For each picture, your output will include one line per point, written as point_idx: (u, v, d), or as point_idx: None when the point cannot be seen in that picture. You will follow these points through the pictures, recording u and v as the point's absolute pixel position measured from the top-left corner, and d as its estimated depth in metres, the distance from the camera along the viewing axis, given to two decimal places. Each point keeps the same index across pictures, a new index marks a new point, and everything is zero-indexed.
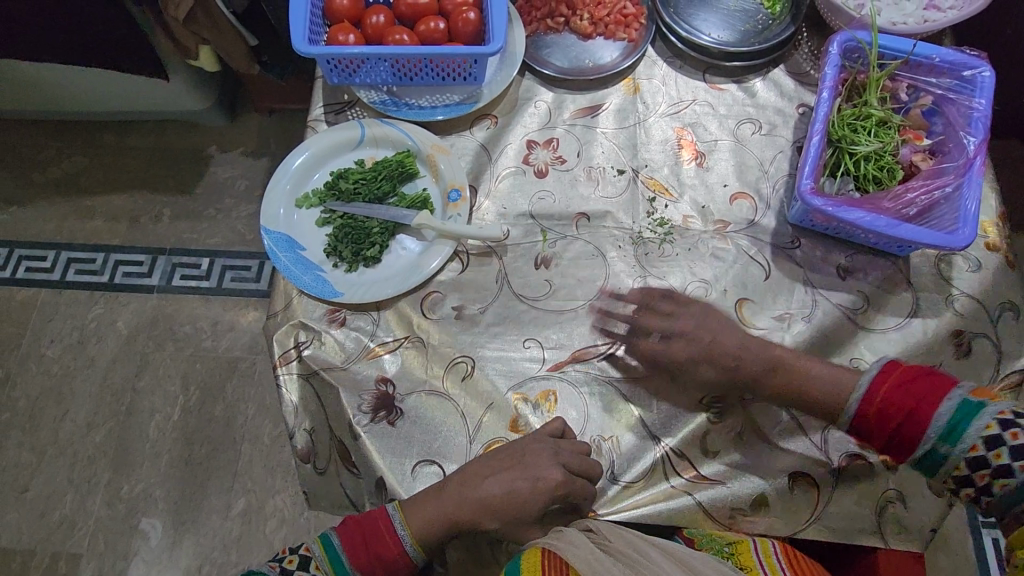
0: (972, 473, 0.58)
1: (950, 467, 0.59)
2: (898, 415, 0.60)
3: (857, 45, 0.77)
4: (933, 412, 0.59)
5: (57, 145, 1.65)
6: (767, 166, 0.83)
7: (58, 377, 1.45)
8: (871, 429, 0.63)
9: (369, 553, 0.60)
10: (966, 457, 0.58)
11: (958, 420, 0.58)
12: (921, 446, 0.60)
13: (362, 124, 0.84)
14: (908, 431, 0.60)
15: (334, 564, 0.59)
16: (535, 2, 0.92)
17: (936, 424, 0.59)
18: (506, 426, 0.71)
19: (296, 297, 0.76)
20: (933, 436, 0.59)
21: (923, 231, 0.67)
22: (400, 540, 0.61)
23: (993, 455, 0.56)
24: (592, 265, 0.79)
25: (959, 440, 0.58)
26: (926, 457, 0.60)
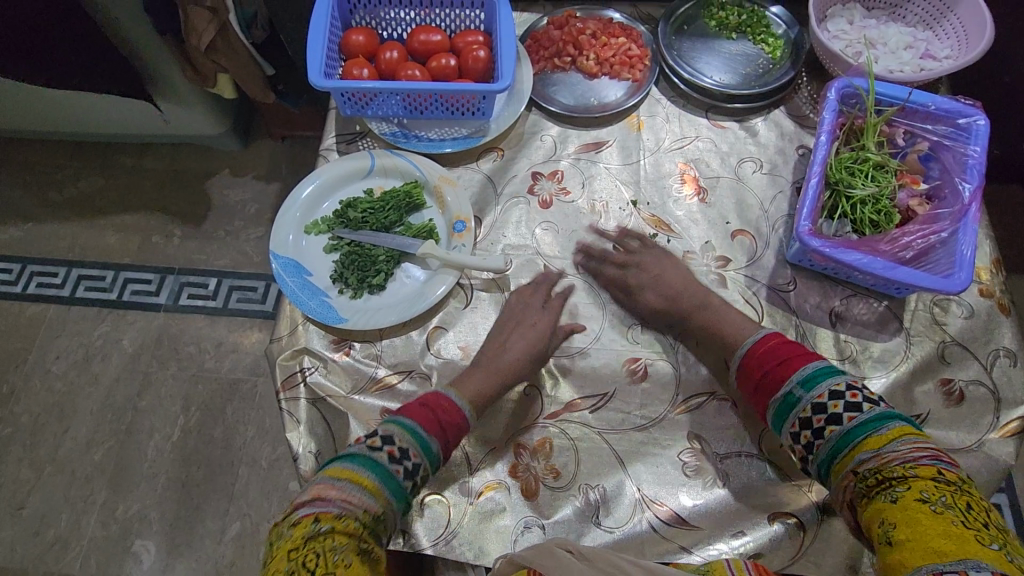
0: (812, 416, 0.63)
1: (797, 411, 0.64)
2: (770, 361, 0.68)
3: (854, 91, 0.79)
4: (797, 362, 0.67)
5: (75, 165, 1.70)
6: (767, 206, 0.85)
7: (61, 394, 1.45)
8: (747, 371, 0.70)
9: (440, 426, 0.67)
10: (812, 399, 0.63)
11: (816, 373, 0.65)
12: (780, 388, 0.66)
13: (372, 155, 0.87)
14: (775, 375, 0.67)
15: (412, 437, 0.65)
16: (543, 42, 0.95)
17: (797, 373, 0.66)
18: (505, 470, 0.72)
19: (301, 323, 0.78)
20: (793, 378, 0.66)
21: (920, 274, 0.68)
22: (460, 411, 0.69)
23: (834, 403, 0.62)
24: (593, 298, 0.80)
25: (812, 387, 0.64)
26: (782, 400, 0.66)
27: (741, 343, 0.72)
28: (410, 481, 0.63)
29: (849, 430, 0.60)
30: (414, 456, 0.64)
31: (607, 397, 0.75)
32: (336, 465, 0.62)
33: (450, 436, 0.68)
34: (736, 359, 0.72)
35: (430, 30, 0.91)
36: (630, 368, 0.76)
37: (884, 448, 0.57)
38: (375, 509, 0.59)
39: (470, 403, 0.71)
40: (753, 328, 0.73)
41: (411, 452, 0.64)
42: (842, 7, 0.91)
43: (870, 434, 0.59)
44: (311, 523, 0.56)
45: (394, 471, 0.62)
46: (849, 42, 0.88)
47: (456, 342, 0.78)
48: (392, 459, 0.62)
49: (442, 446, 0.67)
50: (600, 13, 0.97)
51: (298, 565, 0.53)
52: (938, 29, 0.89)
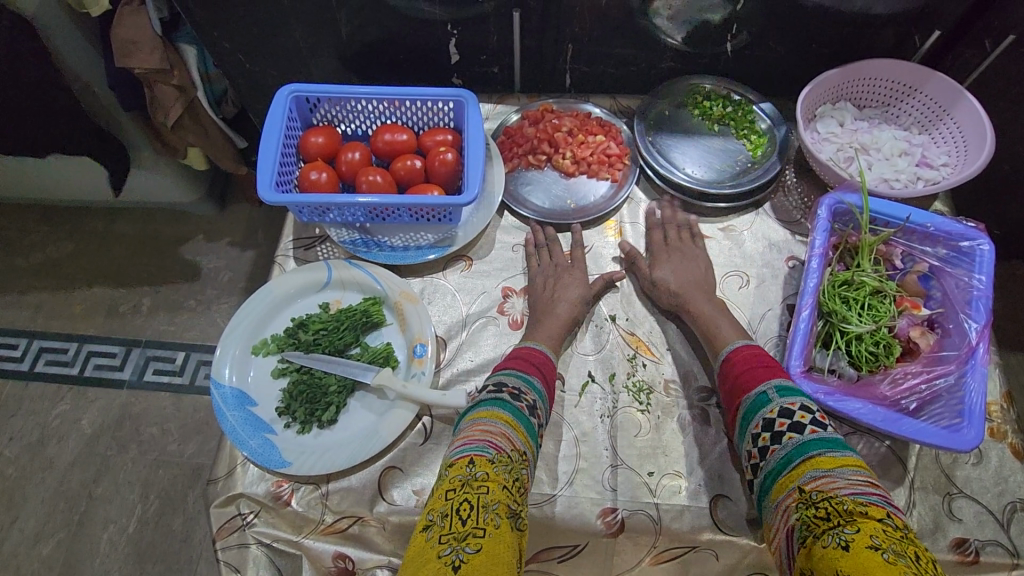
0: (777, 418, 0.59)
1: (765, 410, 0.61)
2: (750, 365, 0.66)
3: (847, 208, 0.73)
4: (775, 371, 0.64)
5: (45, 229, 1.64)
6: (755, 325, 0.78)
7: (12, 479, 1.37)
8: (728, 371, 0.68)
9: (537, 367, 0.68)
10: (782, 404, 0.60)
11: (793, 387, 0.62)
12: (756, 388, 0.63)
13: (329, 266, 0.81)
14: (753, 374, 0.65)
15: (520, 379, 0.65)
16: (517, 139, 0.90)
17: (774, 380, 0.63)
18: None
19: (240, 463, 0.70)
20: (771, 382, 0.63)
21: (927, 427, 0.61)
22: (547, 354, 0.71)
23: (801, 413, 0.59)
24: (566, 435, 0.72)
25: (785, 394, 0.61)
26: (753, 399, 0.62)
27: (728, 343, 0.70)
28: (533, 414, 0.63)
29: (806, 441, 0.56)
30: (527, 393, 0.64)
31: (577, 547, 0.68)
32: (475, 412, 0.61)
33: (547, 376, 0.69)
34: (723, 353, 0.70)
35: (396, 129, 0.86)
36: (604, 521, 0.67)
37: (836, 471, 0.53)
38: (520, 448, 0.57)
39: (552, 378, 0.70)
40: (743, 336, 0.71)
41: (525, 391, 0.64)
42: (833, 107, 0.86)
43: (824, 453, 0.54)
44: (466, 464, 0.53)
45: (522, 408, 0.62)
46: (839, 146, 0.83)
47: (412, 486, 0.70)
48: (515, 396, 0.62)
49: (544, 384, 0.67)
50: (578, 106, 0.92)
51: (451, 510, 0.49)
52: (934, 132, 0.84)
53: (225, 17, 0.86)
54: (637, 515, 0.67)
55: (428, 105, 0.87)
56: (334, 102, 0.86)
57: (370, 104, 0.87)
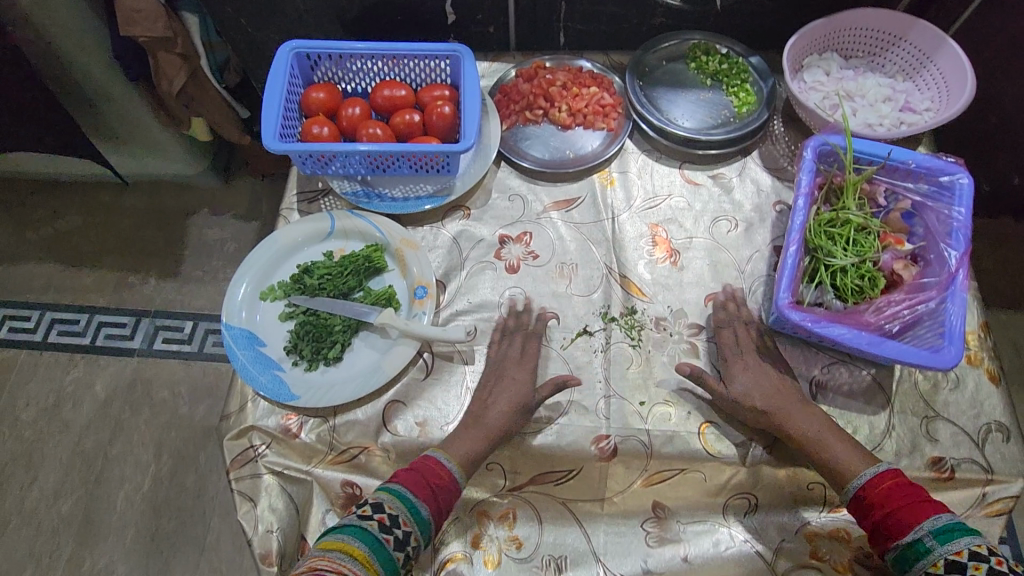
0: (947, 574, 0.57)
1: (928, 562, 0.58)
2: (894, 505, 0.61)
3: (832, 149, 0.76)
4: (926, 509, 0.60)
5: (53, 204, 1.67)
6: (743, 266, 0.81)
7: (29, 443, 1.41)
8: (865, 508, 0.63)
9: (432, 491, 0.64)
10: (947, 555, 0.57)
11: (949, 526, 0.59)
12: (909, 534, 0.60)
13: (333, 216, 0.84)
14: (902, 516, 0.60)
15: (403, 503, 0.62)
16: (513, 95, 0.92)
17: (928, 521, 0.59)
18: (468, 542, 0.71)
19: (251, 398, 0.74)
20: (925, 526, 0.59)
21: (908, 349, 0.64)
22: (453, 473, 0.66)
23: (975, 565, 0.56)
24: (561, 368, 0.75)
25: (948, 542, 0.58)
26: (907, 547, 0.59)
27: (856, 474, 0.64)
28: (401, 551, 0.60)
29: None
30: (404, 524, 0.61)
31: (573, 471, 0.72)
32: (327, 538, 0.59)
33: (441, 503, 0.65)
34: (849, 488, 0.64)
35: (394, 85, 0.88)
36: (598, 446, 0.71)
37: None
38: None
39: (465, 462, 0.67)
40: (869, 461, 0.65)
41: (402, 520, 0.61)
42: (819, 57, 0.88)
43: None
44: None
45: (386, 541, 0.59)
46: (825, 93, 0.86)
47: (415, 417, 0.73)
48: (383, 528, 0.60)
49: (434, 513, 0.64)
50: (571, 62, 0.95)
51: None
52: (918, 79, 0.86)
53: None
54: (628, 442, 0.71)
55: (425, 61, 0.89)
56: (334, 59, 0.88)
57: (369, 61, 0.89)
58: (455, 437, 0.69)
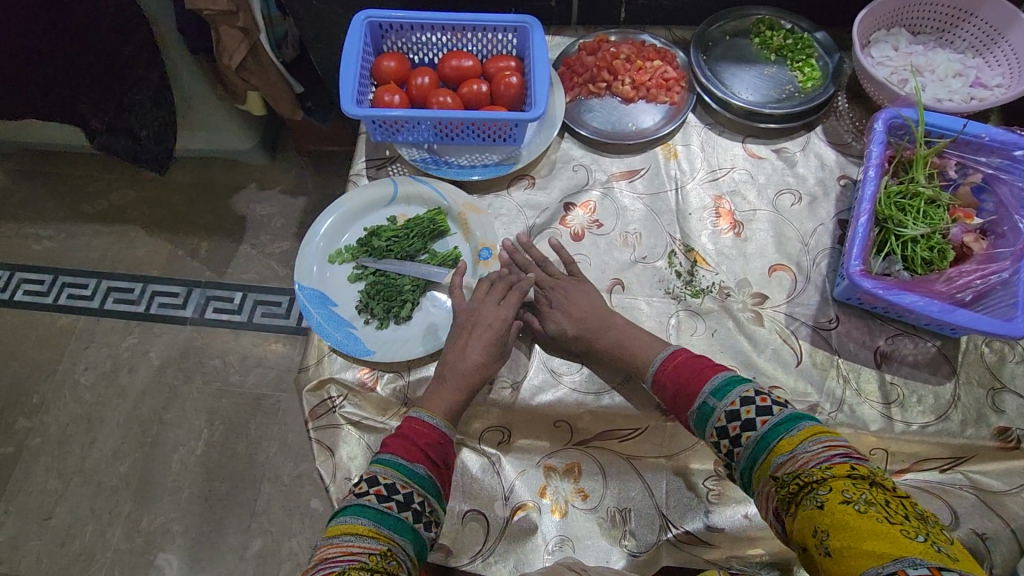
0: (728, 424, 0.62)
1: (714, 420, 0.63)
2: (681, 380, 0.67)
3: (902, 122, 0.77)
4: (706, 374, 0.66)
5: (107, 177, 1.72)
6: (807, 239, 0.82)
7: (89, 405, 1.47)
8: (666, 389, 0.68)
9: (420, 449, 0.65)
10: (726, 407, 0.63)
11: (726, 381, 0.65)
12: (697, 400, 0.65)
13: (397, 182, 0.86)
14: (691, 387, 0.66)
15: (396, 469, 0.62)
16: (576, 68, 0.94)
17: (708, 384, 0.65)
18: (535, 492, 0.76)
19: (326, 353, 0.77)
20: (707, 390, 0.65)
21: (980, 317, 0.65)
22: (436, 428, 0.67)
23: (745, 409, 0.61)
24: None
25: (724, 396, 0.63)
26: (698, 412, 0.65)
27: (651, 361, 0.71)
28: (408, 512, 0.60)
29: (766, 433, 0.59)
30: (403, 487, 0.61)
31: (639, 430, 0.76)
32: (332, 526, 0.59)
33: (438, 460, 0.66)
34: (650, 376, 0.70)
35: (462, 56, 0.90)
36: (663, 406, 0.75)
37: (797, 449, 0.56)
38: (380, 550, 0.56)
39: (445, 414, 0.68)
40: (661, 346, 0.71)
41: (400, 484, 0.61)
42: (887, 33, 0.88)
43: (783, 436, 0.58)
44: None
45: (388, 507, 0.60)
46: (894, 68, 0.86)
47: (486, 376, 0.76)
48: (381, 497, 0.60)
49: (431, 469, 0.64)
50: (635, 37, 0.96)
51: None
52: (988, 56, 0.86)
53: None
54: None
55: (492, 34, 0.91)
56: (404, 30, 0.91)
57: (437, 33, 0.92)
58: (433, 397, 0.69)
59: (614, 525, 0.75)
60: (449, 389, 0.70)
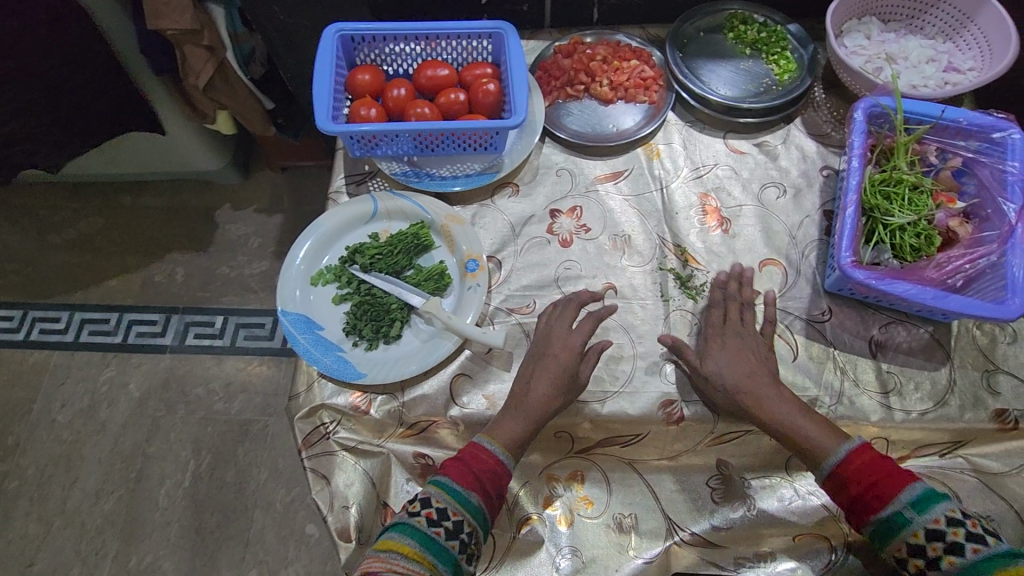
0: (927, 543, 0.56)
1: (907, 534, 0.58)
2: (861, 481, 0.61)
3: (882, 111, 0.77)
4: (903, 480, 0.60)
5: (74, 206, 1.67)
6: (795, 232, 0.82)
7: (68, 443, 1.42)
8: (842, 487, 0.62)
9: (478, 479, 0.64)
10: (926, 525, 0.57)
11: (925, 494, 0.59)
12: (885, 508, 0.59)
13: (375, 198, 0.84)
14: (880, 492, 0.60)
15: (450, 494, 0.62)
16: (553, 72, 0.93)
17: (905, 491, 0.59)
18: (539, 503, 0.75)
19: (316, 379, 0.75)
20: (902, 498, 0.59)
21: (972, 302, 0.65)
22: (499, 457, 0.66)
23: (953, 530, 0.56)
24: (623, 337, 0.76)
25: (925, 510, 0.58)
26: (884, 521, 0.59)
27: (829, 453, 0.64)
28: (455, 540, 0.61)
29: (971, 565, 0.54)
30: (453, 514, 0.61)
31: (640, 436, 0.74)
32: (380, 538, 0.60)
33: (494, 489, 0.65)
34: (823, 467, 0.64)
35: (437, 65, 0.89)
36: (665, 410, 0.73)
37: None
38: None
39: (509, 445, 0.67)
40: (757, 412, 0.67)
41: (452, 511, 0.61)
42: (859, 22, 0.89)
43: (997, 568, 0.53)
44: None
45: (434, 534, 0.60)
46: (868, 57, 0.86)
47: (481, 391, 0.74)
48: (431, 522, 0.60)
49: (485, 499, 0.64)
50: (610, 37, 0.95)
51: None
52: (958, 40, 0.87)
53: None
54: (694, 407, 0.73)
55: (466, 41, 0.90)
56: (376, 41, 0.89)
57: (410, 42, 0.90)
58: (499, 423, 0.69)
59: (620, 532, 0.74)
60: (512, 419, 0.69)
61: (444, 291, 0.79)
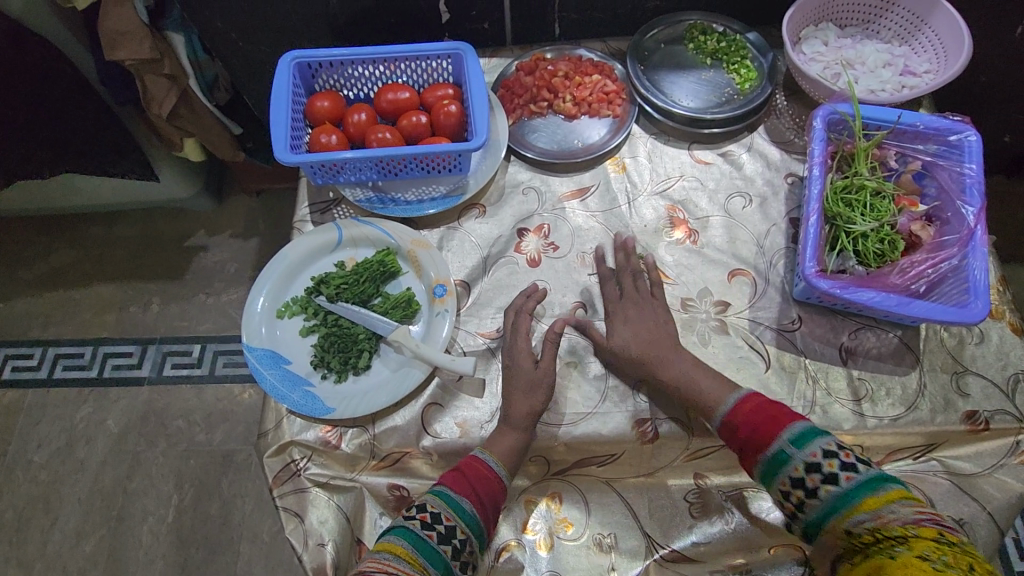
0: (806, 475, 0.58)
1: (790, 470, 0.59)
2: (746, 428, 0.63)
3: (840, 118, 0.77)
4: (785, 419, 0.62)
5: (44, 240, 1.64)
6: (762, 241, 0.82)
7: (46, 484, 1.39)
8: (733, 431, 0.64)
9: (472, 486, 0.65)
10: (805, 458, 0.58)
11: (805, 431, 0.60)
12: (771, 445, 0.61)
13: (340, 226, 0.83)
14: (760, 434, 0.62)
15: (445, 500, 0.63)
16: (516, 90, 0.92)
17: (787, 430, 0.61)
18: (517, 528, 0.75)
19: (285, 415, 0.73)
20: (784, 436, 0.60)
21: (936, 307, 0.66)
22: (495, 469, 0.68)
23: (828, 462, 0.58)
24: (595, 356, 0.76)
25: (803, 445, 0.59)
26: (771, 458, 0.61)
27: (721, 402, 0.66)
28: (447, 545, 0.61)
29: (846, 492, 0.56)
30: (448, 519, 0.62)
31: (615, 455, 0.73)
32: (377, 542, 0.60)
33: (487, 500, 0.66)
34: (717, 418, 0.66)
35: (397, 88, 0.88)
36: (638, 430, 0.72)
37: (883, 509, 0.53)
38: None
39: (506, 458, 0.69)
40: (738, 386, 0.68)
41: (445, 515, 0.62)
42: (816, 28, 0.89)
43: (868, 494, 0.54)
44: None
45: (428, 536, 0.60)
46: (826, 63, 0.87)
47: (453, 418, 0.73)
48: (425, 524, 0.61)
49: (479, 508, 0.65)
50: (571, 52, 0.95)
51: None
52: (914, 43, 0.87)
53: None
54: (668, 424, 0.72)
55: (426, 62, 0.89)
56: (334, 66, 0.88)
57: (370, 66, 0.89)
58: (498, 437, 0.70)
59: (600, 553, 0.74)
60: (511, 434, 0.69)
61: (412, 318, 0.78)
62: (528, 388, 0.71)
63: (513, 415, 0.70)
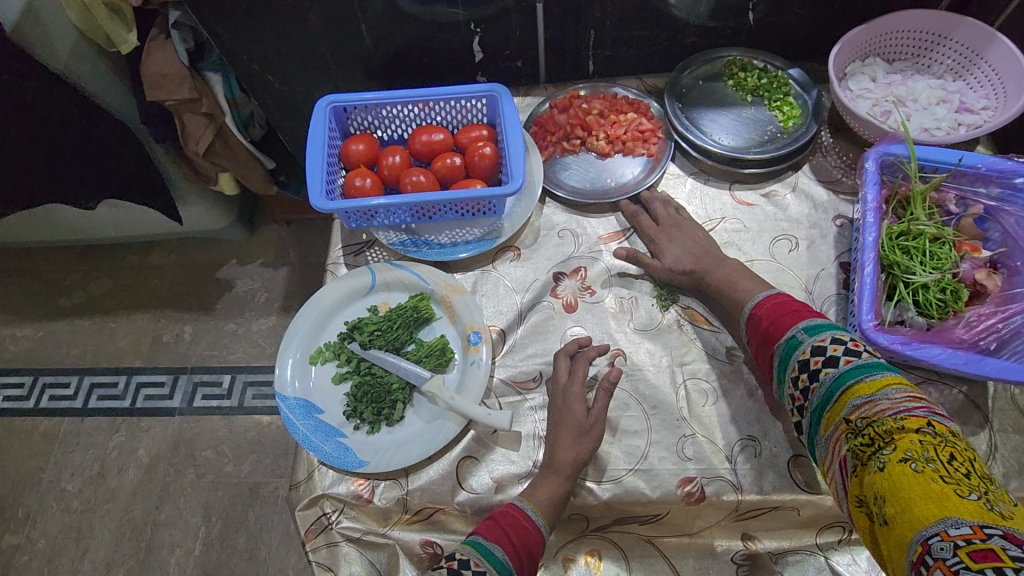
0: (811, 357, 0.62)
1: (798, 353, 0.63)
2: (766, 319, 0.68)
3: (894, 160, 0.74)
4: (804, 314, 0.66)
5: (84, 268, 1.68)
6: (810, 286, 0.78)
7: (78, 514, 1.40)
8: (756, 324, 0.69)
9: (505, 534, 0.62)
10: (813, 342, 0.62)
11: (822, 324, 0.64)
12: (785, 334, 0.66)
13: (373, 270, 0.82)
14: (779, 324, 0.67)
15: (474, 547, 0.60)
16: (550, 128, 0.91)
17: (802, 322, 0.65)
18: None
19: (317, 466, 0.72)
20: (799, 325, 0.65)
21: (1010, 365, 0.61)
22: (531, 518, 0.64)
23: (834, 347, 0.61)
24: (637, 409, 0.73)
25: (813, 333, 0.63)
26: (785, 345, 0.65)
27: (750, 299, 0.72)
28: None
29: (844, 372, 0.59)
30: (476, 565, 0.59)
31: (659, 515, 0.70)
32: None
33: (522, 549, 0.62)
34: (745, 311, 0.71)
35: (432, 130, 0.87)
36: (684, 490, 0.68)
37: (876, 394, 0.56)
38: None
39: (546, 509, 0.65)
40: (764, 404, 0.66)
41: (474, 561, 0.59)
42: (863, 64, 0.86)
43: (862, 378, 0.58)
44: None
45: None
46: (875, 100, 0.83)
47: (488, 473, 0.71)
48: (451, 570, 0.58)
49: (512, 555, 0.61)
50: (607, 90, 0.93)
51: None
52: (969, 78, 0.84)
53: (255, 38, 0.87)
54: (715, 483, 0.68)
55: (460, 103, 0.88)
56: (368, 109, 0.88)
57: (404, 107, 0.89)
58: (537, 486, 0.67)
59: None
60: (553, 491, 0.66)
61: (446, 366, 0.76)
62: (577, 440, 0.67)
63: (555, 471, 0.67)
